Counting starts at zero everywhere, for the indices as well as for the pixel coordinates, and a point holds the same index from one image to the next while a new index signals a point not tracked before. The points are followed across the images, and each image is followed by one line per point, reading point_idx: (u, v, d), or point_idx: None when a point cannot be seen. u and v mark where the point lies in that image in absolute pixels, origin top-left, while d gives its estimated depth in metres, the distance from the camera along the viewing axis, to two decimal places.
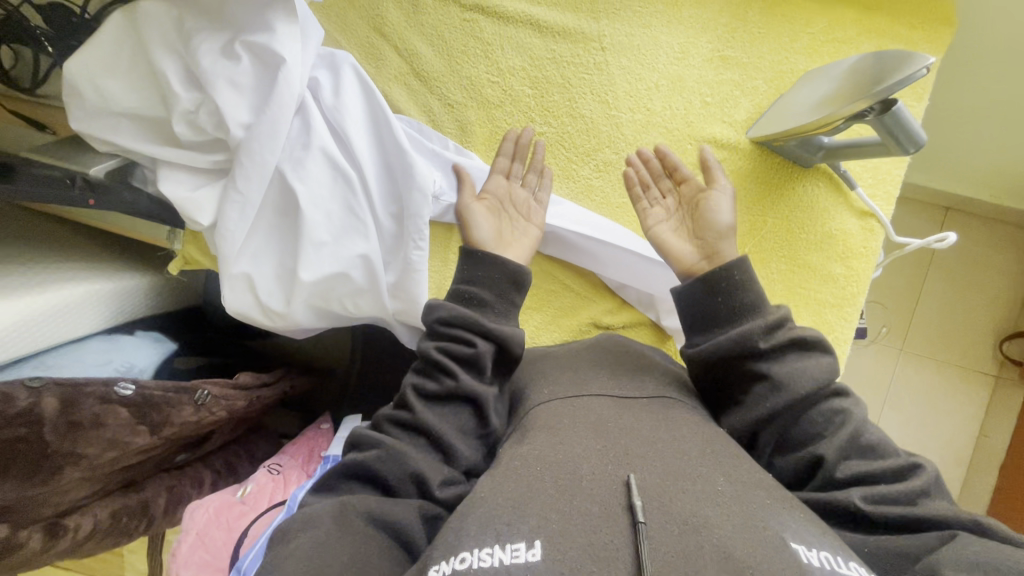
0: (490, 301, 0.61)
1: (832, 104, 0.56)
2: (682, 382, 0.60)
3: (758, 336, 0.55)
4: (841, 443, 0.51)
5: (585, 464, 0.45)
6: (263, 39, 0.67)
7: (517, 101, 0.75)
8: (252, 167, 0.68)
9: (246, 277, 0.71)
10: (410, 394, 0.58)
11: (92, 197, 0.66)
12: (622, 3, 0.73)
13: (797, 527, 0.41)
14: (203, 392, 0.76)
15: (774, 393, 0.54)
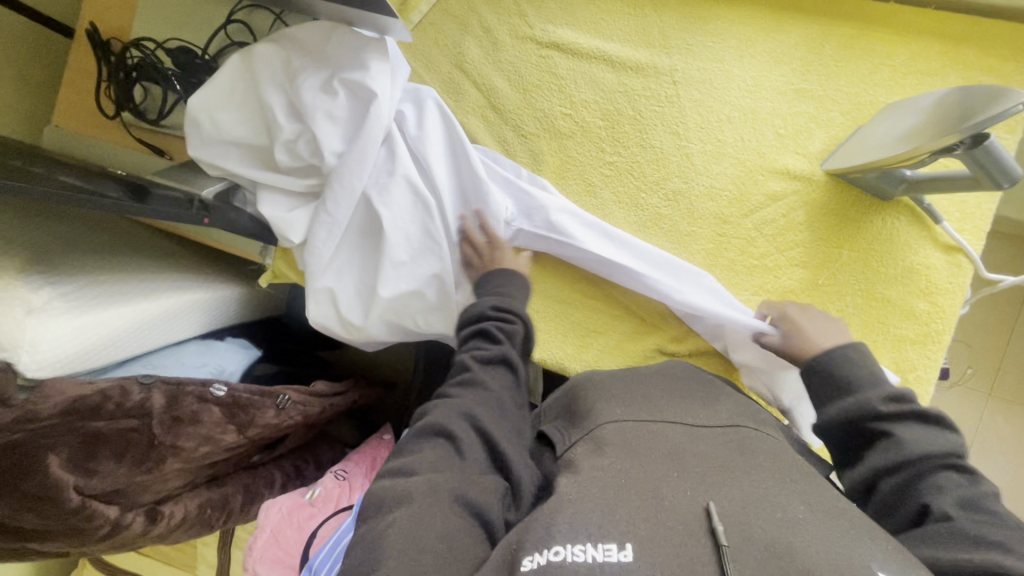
0: (510, 295, 0.69)
1: (916, 138, 0.55)
2: (754, 412, 0.59)
3: (877, 400, 0.55)
4: (959, 500, 0.48)
5: (663, 485, 0.46)
6: (358, 77, 0.74)
7: (589, 132, 0.78)
8: (342, 192, 0.74)
9: (329, 291, 0.77)
10: (470, 363, 0.61)
11: (207, 216, 0.74)
12: (696, 39, 0.75)
13: (888, 565, 0.40)
14: (284, 397, 0.82)
15: (891, 453, 0.52)
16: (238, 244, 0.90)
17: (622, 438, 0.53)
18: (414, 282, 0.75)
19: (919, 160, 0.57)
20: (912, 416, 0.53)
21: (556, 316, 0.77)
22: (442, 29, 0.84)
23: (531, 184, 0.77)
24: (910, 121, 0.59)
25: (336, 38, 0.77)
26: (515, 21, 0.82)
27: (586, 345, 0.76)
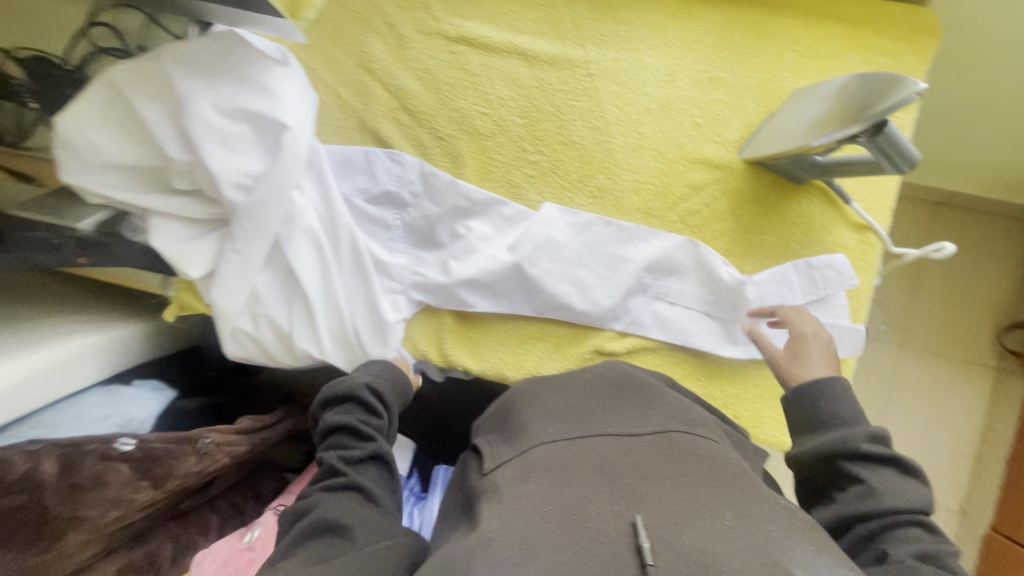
0: (376, 377, 0.69)
1: (823, 128, 0.56)
2: (690, 412, 0.59)
3: (859, 444, 0.54)
4: (917, 552, 0.48)
5: (592, 505, 0.45)
6: (259, 104, 0.69)
7: (508, 131, 0.74)
8: (255, 231, 0.71)
9: (248, 328, 0.77)
10: (336, 463, 0.61)
11: (83, 256, 0.66)
12: (608, 28, 0.73)
13: (812, 563, 0.41)
14: (204, 441, 0.75)
15: (865, 498, 0.53)
16: (133, 277, 0.81)
17: (551, 458, 0.52)
18: (338, 316, 0.75)
19: (828, 147, 0.59)
20: (887, 459, 0.54)
21: (492, 328, 0.75)
22: (342, 26, 0.77)
23: (460, 202, 0.74)
24: (816, 109, 0.60)
25: (237, 52, 0.70)
26: (420, 15, 0.76)
27: (525, 352, 0.75)
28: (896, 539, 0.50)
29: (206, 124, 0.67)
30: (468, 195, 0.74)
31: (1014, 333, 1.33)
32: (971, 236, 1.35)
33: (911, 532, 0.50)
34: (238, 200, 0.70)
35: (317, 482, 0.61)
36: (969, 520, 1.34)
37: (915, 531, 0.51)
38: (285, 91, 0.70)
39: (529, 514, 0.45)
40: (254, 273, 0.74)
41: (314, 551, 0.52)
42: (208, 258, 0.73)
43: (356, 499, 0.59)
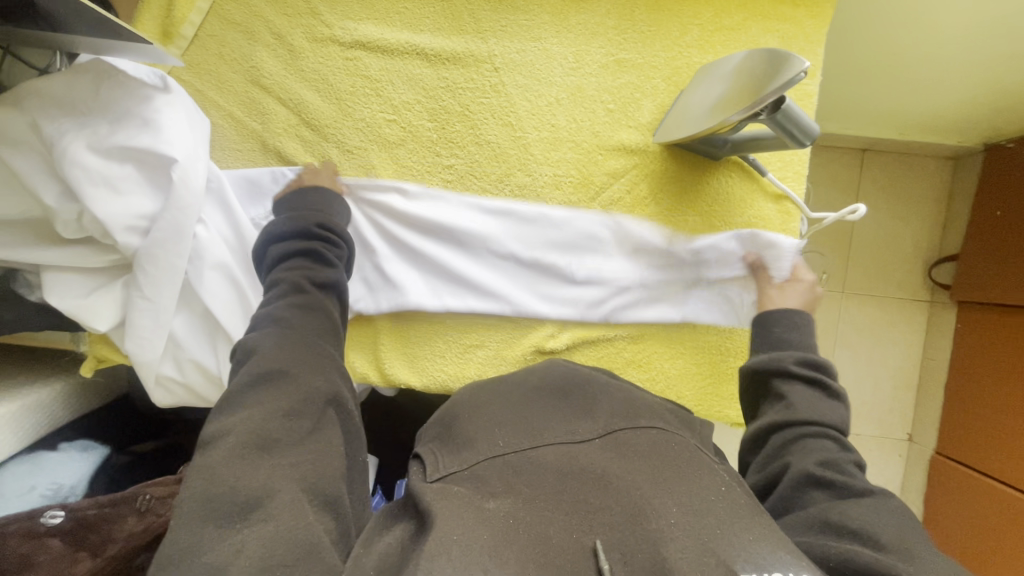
0: (329, 214, 0.66)
1: (725, 108, 0.56)
2: (632, 405, 0.59)
3: (805, 370, 0.61)
4: (815, 460, 0.54)
5: (553, 523, 0.45)
6: (142, 137, 0.63)
7: (419, 137, 0.71)
8: (160, 275, 0.66)
9: (173, 375, 0.73)
10: (299, 287, 0.59)
11: None
12: (508, 18, 0.70)
13: (749, 552, 0.40)
14: (144, 497, 0.71)
15: (784, 407, 0.59)
16: (41, 337, 0.75)
17: (504, 477, 0.51)
18: None
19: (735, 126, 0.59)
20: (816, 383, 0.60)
21: (431, 341, 0.73)
22: (226, 40, 0.72)
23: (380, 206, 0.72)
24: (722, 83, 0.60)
25: (107, 83, 0.64)
26: (308, 21, 0.71)
27: (466, 360, 0.73)
28: (804, 449, 0.55)
29: (83, 167, 0.61)
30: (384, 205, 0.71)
31: (942, 266, 1.39)
32: (894, 178, 1.39)
33: (821, 447, 0.55)
34: (135, 244, 0.65)
35: (273, 296, 0.58)
36: (916, 446, 1.43)
37: (831, 451, 0.55)
38: (170, 122, 0.65)
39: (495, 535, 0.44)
40: (169, 317, 0.69)
41: (292, 389, 0.51)
42: (114, 309, 0.68)
43: (325, 317, 0.59)
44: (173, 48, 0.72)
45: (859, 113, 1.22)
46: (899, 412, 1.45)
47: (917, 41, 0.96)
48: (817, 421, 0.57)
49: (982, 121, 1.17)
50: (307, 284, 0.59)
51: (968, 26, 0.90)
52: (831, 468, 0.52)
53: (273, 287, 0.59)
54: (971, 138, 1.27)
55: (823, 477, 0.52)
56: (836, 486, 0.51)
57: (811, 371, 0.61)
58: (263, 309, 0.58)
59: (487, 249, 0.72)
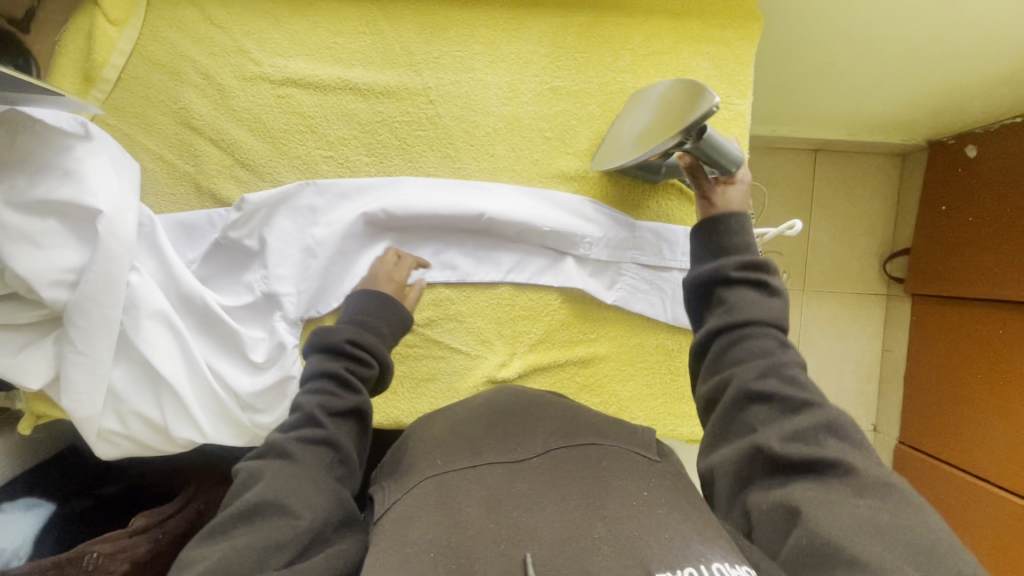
0: (370, 328, 0.61)
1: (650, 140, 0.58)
2: (574, 425, 0.58)
3: (751, 269, 0.56)
4: (757, 370, 0.50)
5: (478, 543, 0.43)
6: (65, 187, 0.61)
7: (357, 172, 0.71)
8: (92, 328, 0.63)
9: (116, 429, 0.69)
10: (313, 412, 0.52)
11: None
12: (441, 50, 0.70)
13: (668, 554, 0.40)
14: (90, 556, 0.70)
15: (727, 316, 0.54)
16: None
17: (434, 493, 0.49)
18: (213, 397, 0.69)
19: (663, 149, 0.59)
20: (756, 283, 0.55)
21: None
22: (151, 82, 0.70)
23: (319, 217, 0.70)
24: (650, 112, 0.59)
25: (23, 135, 0.62)
26: (236, 59, 0.70)
27: (420, 394, 0.72)
28: (745, 357, 0.51)
29: (4, 225, 0.60)
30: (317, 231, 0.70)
31: (895, 261, 1.42)
32: (848, 177, 1.41)
33: (760, 352, 0.51)
34: (63, 298, 0.62)
35: (292, 418, 0.53)
36: (881, 435, 1.46)
37: (771, 351, 0.51)
38: (93, 171, 0.63)
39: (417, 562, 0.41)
40: (106, 370, 0.66)
41: (269, 523, 0.43)
42: (47, 365, 0.66)
43: (338, 456, 0.51)
44: (97, 93, 0.70)
45: (806, 117, 1.24)
46: (863, 403, 1.48)
47: (852, 49, 0.99)
48: (759, 317, 0.53)
49: (922, 119, 1.21)
50: (325, 405, 0.53)
51: (897, 33, 0.92)
52: (774, 377, 0.49)
53: (290, 418, 0.53)
54: (914, 135, 1.30)
55: (764, 392, 0.48)
56: (778, 398, 0.47)
57: (762, 274, 0.56)
58: (275, 435, 0.52)
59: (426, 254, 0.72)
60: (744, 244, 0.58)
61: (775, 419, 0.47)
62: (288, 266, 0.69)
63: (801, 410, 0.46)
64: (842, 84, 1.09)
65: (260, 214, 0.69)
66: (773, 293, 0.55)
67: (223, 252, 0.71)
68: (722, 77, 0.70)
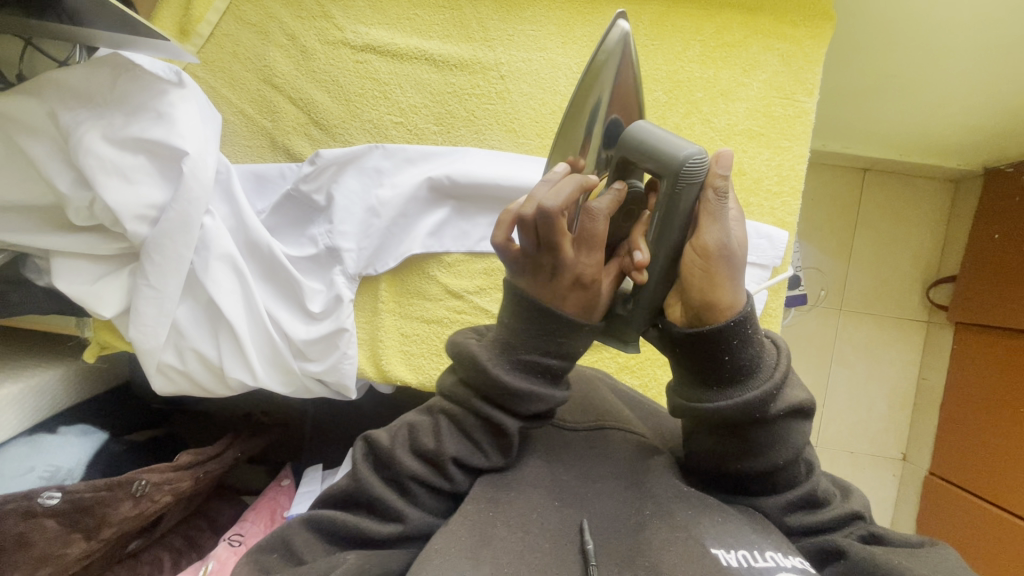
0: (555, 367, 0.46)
1: (652, 146, 0.44)
2: (615, 403, 0.56)
3: (773, 398, 0.43)
4: (792, 498, 0.45)
5: (530, 502, 0.43)
6: (156, 128, 0.65)
7: (424, 139, 0.73)
8: (167, 264, 0.67)
9: (173, 364, 0.73)
10: (448, 467, 0.45)
11: None
12: (515, 28, 0.72)
13: (717, 530, 0.40)
14: (141, 483, 0.73)
15: (751, 455, 0.44)
16: (46, 321, 0.77)
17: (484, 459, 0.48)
18: (269, 343, 0.72)
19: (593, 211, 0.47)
20: (785, 413, 0.44)
21: (428, 340, 0.74)
22: (240, 40, 0.75)
23: (382, 179, 0.73)
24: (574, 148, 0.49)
25: (123, 76, 0.66)
26: (321, 24, 0.74)
27: None
28: (772, 491, 0.46)
29: (98, 156, 0.63)
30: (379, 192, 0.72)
31: (941, 287, 1.38)
32: (896, 199, 1.39)
33: (790, 484, 0.45)
34: (143, 233, 0.66)
35: (426, 443, 0.46)
36: (910, 465, 1.42)
37: (799, 477, 0.45)
38: (183, 116, 0.67)
39: (478, 523, 0.41)
40: (173, 307, 0.70)
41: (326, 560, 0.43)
42: (119, 296, 0.70)
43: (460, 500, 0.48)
44: (190, 46, 0.75)
45: (858, 134, 1.24)
46: (894, 430, 1.44)
47: (910, 68, 0.99)
48: (776, 443, 0.44)
49: (981, 145, 1.18)
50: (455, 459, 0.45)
51: (963, 52, 0.91)
52: (805, 505, 0.45)
53: (415, 450, 0.46)
54: (971, 161, 1.27)
55: (804, 514, 0.45)
56: (809, 512, 0.45)
57: (775, 393, 0.43)
58: (393, 463, 0.46)
59: (482, 222, 0.73)
60: (752, 356, 0.43)
61: (807, 517, 0.45)
62: (351, 224, 0.71)
63: (828, 506, 0.45)
64: (899, 102, 1.08)
65: (330, 171, 0.72)
66: (791, 409, 0.44)
67: (291, 205, 0.75)
68: (790, 74, 0.71)
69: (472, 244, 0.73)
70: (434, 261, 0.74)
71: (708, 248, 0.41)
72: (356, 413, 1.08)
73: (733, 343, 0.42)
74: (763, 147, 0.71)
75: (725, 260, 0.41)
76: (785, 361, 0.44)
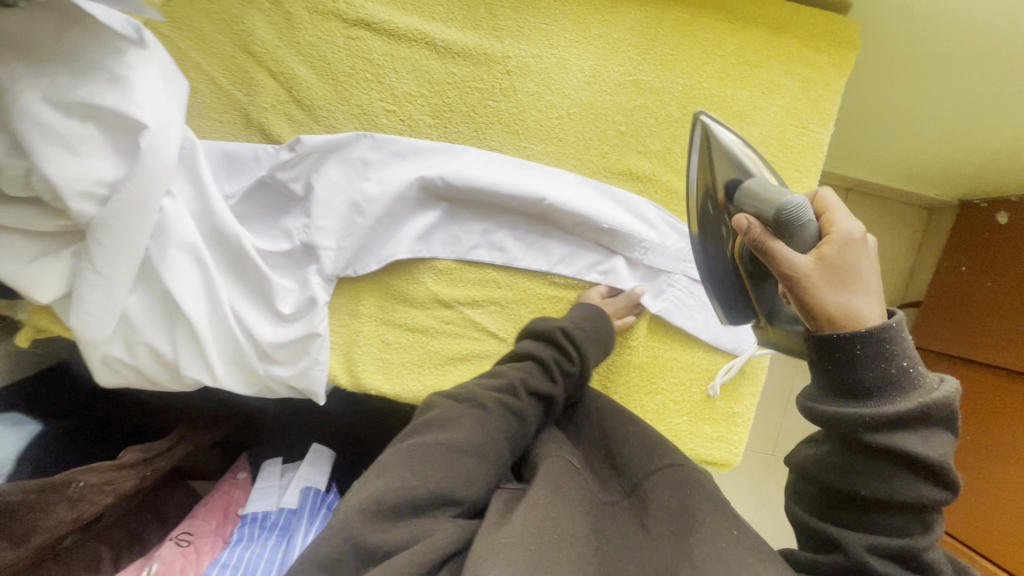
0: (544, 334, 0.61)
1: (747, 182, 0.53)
2: (657, 439, 0.57)
3: (902, 424, 0.43)
4: (885, 545, 0.44)
5: (571, 557, 0.44)
6: (110, 94, 0.57)
7: (418, 132, 0.67)
8: (117, 249, 0.60)
9: (120, 357, 0.66)
10: (478, 394, 0.56)
11: None
12: (527, 20, 0.66)
13: None
14: (78, 484, 0.67)
15: (862, 476, 0.45)
16: None
17: (543, 487, 0.49)
18: (232, 342, 0.65)
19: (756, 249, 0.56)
20: (910, 452, 0.42)
21: (409, 348, 0.70)
22: None
23: (367, 172, 0.67)
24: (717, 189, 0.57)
25: (71, 26, 0.56)
26: None
27: (445, 373, 0.70)
28: (868, 526, 0.45)
29: (38, 121, 0.54)
30: (363, 187, 0.66)
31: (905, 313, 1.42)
32: (875, 223, 1.41)
33: (890, 529, 0.44)
34: (90, 212, 0.59)
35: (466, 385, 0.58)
36: None
37: (908, 529, 0.44)
38: (144, 82, 0.59)
39: (524, 551, 0.42)
40: (122, 296, 0.63)
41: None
42: (60, 280, 0.62)
43: (515, 438, 0.55)
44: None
45: (849, 156, 1.24)
46: None
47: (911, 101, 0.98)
48: (893, 475, 0.44)
49: (964, 181, 1.20)
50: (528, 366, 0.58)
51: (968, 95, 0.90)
52: (899, 560, 0.43)
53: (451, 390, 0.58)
54: (950, 194, 1.29)
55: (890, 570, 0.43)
56: (900, 569, 0.43)
57: (908, 422, 0.43)
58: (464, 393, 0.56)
59: (476, 228, 0.69)
60: (909, 371, 0.43)
61: (892, 571, 0.43)
62: (331, 220, 0.65)
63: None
64: (893, 134, 1.08)
65: (308, 158, 0.66)
66: (923, 454, 0.42)
67: (266, 192, 0.67)
68: (809, 101, 0.68)
69: (465, 252, 0.68)
70: (419, 266, 0.69)
71: (836, 262, 0.45)
72: (321, 407, 1.03)
73: (861, 353, 0.43)
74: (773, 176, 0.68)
75: (846, 269, 0.45)
76: (937, 404, 0.42)
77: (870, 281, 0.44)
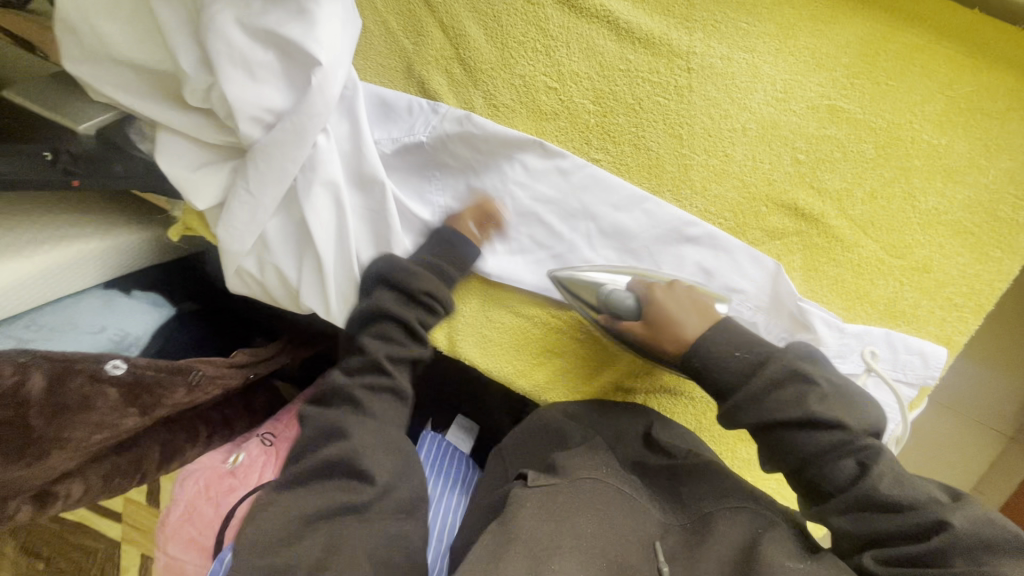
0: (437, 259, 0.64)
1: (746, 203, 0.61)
2: (725, 485, 0.57)
3: (785, 408, 0.51)
4: (854, 497, 0.50)
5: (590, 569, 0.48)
6: (294, 24, 0.58)
7: (575, 116, 0.63)
8: (270, 175, 0.63)
9: (251, 272, 0.71)
10: (383, 363, 0.63)
11: (76, 178, 0.61)
12: (725, 14, 0.59)
13: None
14: (196, 374, 0.73)
15: (791, 460, 0.52)
16: None
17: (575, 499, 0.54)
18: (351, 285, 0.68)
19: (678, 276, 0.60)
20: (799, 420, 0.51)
21: (512, 331, 0.70)
22: None
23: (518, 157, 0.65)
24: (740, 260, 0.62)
25: None
26: None
27: (540, 364, 0.70)
28: (829, 483, 0.51)
29: (229, 42, 0.57)
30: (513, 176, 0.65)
31: None
32: None
33: (846, 480, 0.50)
34: (254, 135, 0.61)
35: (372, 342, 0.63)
36: None
37: (853, 470, 0.50)
38: (326, 16, 0.59)
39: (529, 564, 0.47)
40: (264, 218, 0.66)
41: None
42: (216, 191, 0.66)
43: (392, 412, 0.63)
44: None
45: None
46: None
47: None
48: (806, 445, 0.51)
49: None
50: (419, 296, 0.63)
51: None
52: (877, 509, 0.49)
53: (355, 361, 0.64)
54: None
55: (879, 525, 0.49)
56: (887, 517, 0.48)
57: (775, 389, 0.52)
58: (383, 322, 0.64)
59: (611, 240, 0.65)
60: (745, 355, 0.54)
61: (881, 521, 0.49)
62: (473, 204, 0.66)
63: (911, 512, 0.48)
64: None
65: (473, 137, 0.64)
66: (804, 416, 0.51)
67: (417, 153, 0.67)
68: None
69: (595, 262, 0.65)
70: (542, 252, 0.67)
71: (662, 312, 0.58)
72: None
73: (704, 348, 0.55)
74: (965, 248, 0.59)
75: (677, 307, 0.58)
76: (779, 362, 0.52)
77: (682, 313, 0.58)
